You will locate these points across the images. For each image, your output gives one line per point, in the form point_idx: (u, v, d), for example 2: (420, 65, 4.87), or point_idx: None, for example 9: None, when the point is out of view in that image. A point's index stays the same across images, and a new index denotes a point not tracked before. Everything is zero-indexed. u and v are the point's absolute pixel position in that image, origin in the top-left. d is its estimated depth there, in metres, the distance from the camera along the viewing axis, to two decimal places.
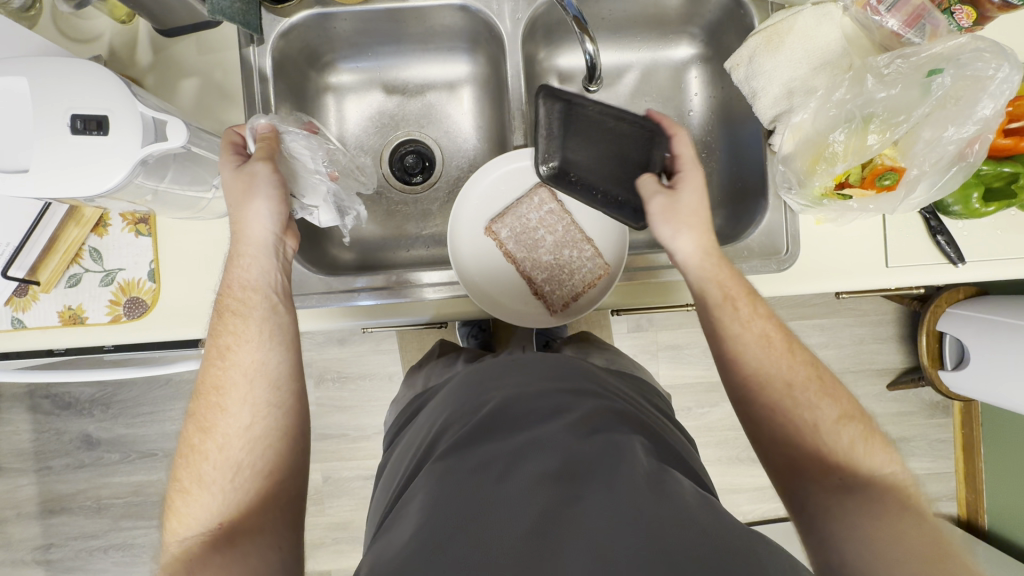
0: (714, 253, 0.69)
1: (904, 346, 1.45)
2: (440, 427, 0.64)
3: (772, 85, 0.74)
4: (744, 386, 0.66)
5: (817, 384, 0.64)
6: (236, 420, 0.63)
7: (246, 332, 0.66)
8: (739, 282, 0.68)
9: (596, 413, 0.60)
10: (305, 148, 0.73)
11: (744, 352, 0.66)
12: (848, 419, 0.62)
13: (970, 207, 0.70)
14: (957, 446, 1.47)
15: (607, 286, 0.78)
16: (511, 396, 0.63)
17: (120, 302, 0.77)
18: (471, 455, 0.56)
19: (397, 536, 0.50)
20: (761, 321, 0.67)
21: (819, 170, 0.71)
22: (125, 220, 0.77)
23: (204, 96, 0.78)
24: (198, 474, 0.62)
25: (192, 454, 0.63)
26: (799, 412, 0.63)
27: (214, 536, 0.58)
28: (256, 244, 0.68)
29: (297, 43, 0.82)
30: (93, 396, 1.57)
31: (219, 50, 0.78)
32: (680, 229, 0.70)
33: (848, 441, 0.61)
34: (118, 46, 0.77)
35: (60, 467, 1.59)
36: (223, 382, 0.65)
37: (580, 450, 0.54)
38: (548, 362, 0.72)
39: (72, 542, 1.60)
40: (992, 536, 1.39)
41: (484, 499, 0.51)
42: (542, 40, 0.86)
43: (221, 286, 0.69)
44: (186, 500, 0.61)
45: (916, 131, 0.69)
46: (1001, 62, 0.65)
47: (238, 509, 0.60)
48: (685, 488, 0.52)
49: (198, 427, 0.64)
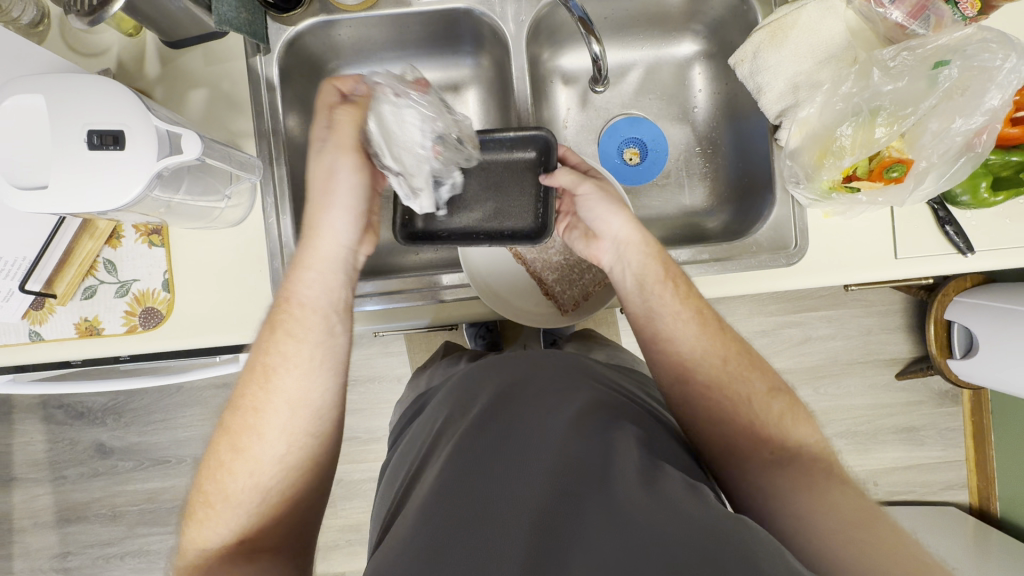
0: (642, 240, 0.71)
1: (912, 336, 1.45)
2: (440, 428, 0.64)
3: (778, 80, 0.74)
4: (682, 367, 0.66)
5: (744, 359, 0.67)
6: (267, 444, 0.61)
7: (296, 356, 0.63)
8: (669, 267, 0.71)
9: (591, 408, 0.60)
10: (408, 119, 0.72)
11: (677, 335, 0.67)
12: (776, 393, 0.64)
13: (979, 196, 0.70)
14: (967, 435, 1.47)
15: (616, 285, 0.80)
16: (506, 399, 0.63)
17: (135, 312, 0.78)
18: (471, 455, 0.55)
19: (402, 532, 0.50)
20: (691, 303, 0.69)
21: (826, 164, 0.71)
22: (138, 231, 0.78)
23: (212, 106, 0.79)
24: (222, 493, 0.60)
25: (219, 468, 0.61)
26: (732, 387, 0.64)
27: (233, 554, 0.58)
28: (327, 260, 0.66)
29: (303, 51, 0.82)
30: (106, 405, 1.59)
31: (226, 60, 0.79)
32: (609, 215, 0.72)
33: (779, 413, 0.63)
34: (126, 59, 0.78)
35: (75, 476, 1.60)
36: (264, 404, 0.62)
37: (575, 451, 0.54)
38: (561, 362, 0.71)
39: (88, 550, 1.61)
40: (1004, 523, 1.40)
41: (485, 504, 0.50)
42: (546, 41, 0.87)
43: (280, 295, 0.65)
44: (211, 513, 0.60)
45: (923, 123, 0.69)
46: (1008, 52, 0.66)
47: (260, 528, 0.60)
48: (678, 483, 0.52)
49: (232, 444, 0.61)
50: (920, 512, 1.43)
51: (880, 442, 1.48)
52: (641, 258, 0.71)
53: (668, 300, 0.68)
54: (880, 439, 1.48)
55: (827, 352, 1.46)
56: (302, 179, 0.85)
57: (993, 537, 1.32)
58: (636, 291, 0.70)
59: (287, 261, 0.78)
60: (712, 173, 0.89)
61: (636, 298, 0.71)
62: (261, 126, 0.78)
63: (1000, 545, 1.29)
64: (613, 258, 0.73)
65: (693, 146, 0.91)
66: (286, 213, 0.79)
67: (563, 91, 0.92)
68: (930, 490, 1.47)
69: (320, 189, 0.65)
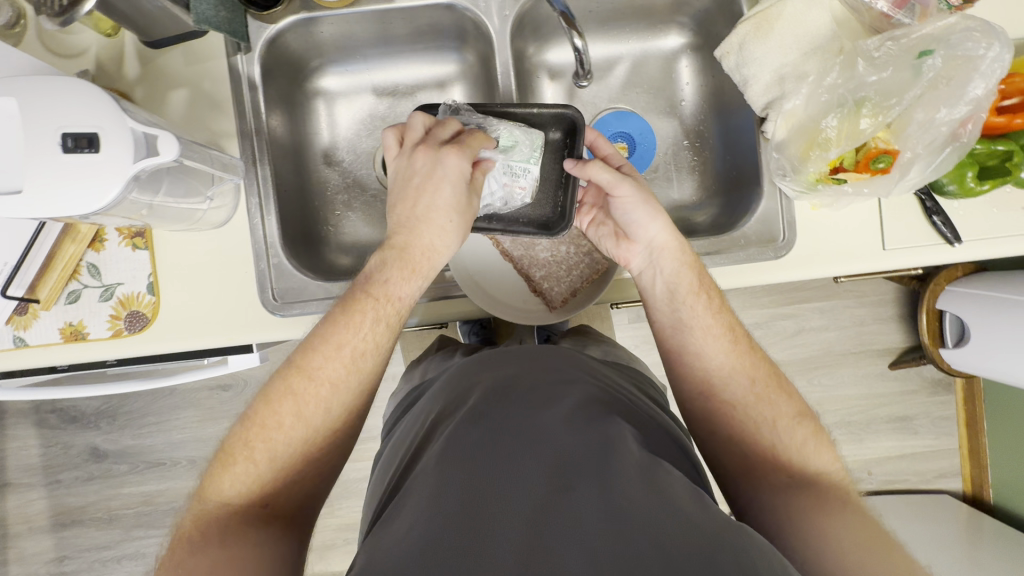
0: (683, 250, 0.69)
1: (905, 325, 1.46)
2: (434, 419, 0.64)
3: (763, 71, 0.73)
4: (705, 383, 0.67)
5: (773, 381, 0.66)
6: (324, 418, 0.62)
7: (377, 348, 0.64)
8: (704, 282, 0.70)
9: (587, 401, 0.60)
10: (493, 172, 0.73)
11: (706, 350, 0.68)
12: (804, 419, 0.64)
13: (965, 186, 0.70)
14: (961, 423, 1.48)
15: (605, 283, 0.79)
16: (501, 390, 0.63)
17: (120, 316, 0.77)
18: (467, 443, 0.55)
19: (395, 524, 0.50)
20: (721, 319, 0.68)
21: (812, 156, 0.71)
22: (121, 234, 0.77)
23: (193, 106, 0.78)
24: (267, 451, 0.60)
25: (269, 426, 0.60)
26: (757, 409, 0.64)
27: (253, 509, 0.59)
28: (425, 267, 0.68)
29: (284, 49, 0.81)
30: (100, 409, 1.58)
31: (206, 59, 0.78)
32: (647, 220, 0.69)
33: (802, 440, 0.62)
34: (105, 60, 0.77)
35: (70, 480, 1.60)
36: (339, 383, 0.62)
37: (572, 444, 0.54)
38: (559, 357, 0.71)
39: (85, 554, 1.61)
40: (998, 510, 1.40)
41: (481, 493, 0.50)
42: (531, 36, 0.86)
43: (368, 281, 0.65)
44: (247, 467, 0.60)
45: (908, 112, 0.69)
46: (992, 41, 0.65)
47: (284, 490, 0.61)
48: (677, 481, 0.52)
49: (292, 408, 0.61)
50: (915, 500, 1.44)
51: (874, 431, 1.48)
52: (675, 267, 0.69)
53: (698, 313, 0.68)
54: (874, 428, 1.48)
55: (820, 343, 1.46)
56: (286, 179, 0.84)
57: (987, 524, 1.33)
58: (665, 300, 0.70)
59: (273, 262, 0.78)
60: (701, 166, 0.89)
61: (664, 307, 0.71)
62: (243, 125, 0.78)
63: (993, 532, 1.30)
64: (645, 263, 0.71)
65: (681, 139, 0.90)
66: (271, 212, 0.78)
67: (550, 86, 0.91)
68: (924, 479, 1.48)
69: (457, 220, 0.68)
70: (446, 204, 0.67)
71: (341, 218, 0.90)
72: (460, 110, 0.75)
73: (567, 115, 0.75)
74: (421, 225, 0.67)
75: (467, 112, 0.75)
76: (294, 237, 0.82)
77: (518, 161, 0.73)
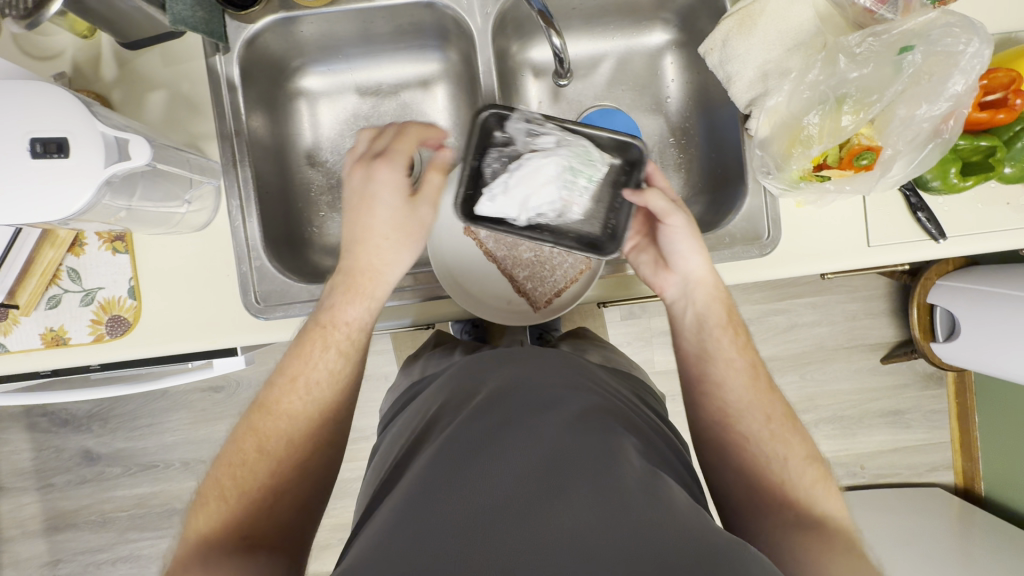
0: (719, 288, 0.71)
1: (896, 320, 1.46)
2: (430, 422, 0.63)
3: (746, 68, 0.73)
4: (721, 415, 0.67)
5: (789, 422, 0.66)
6: (287, 446, 0.62)
7: (334, 369, 0.66)
8: (733, 320, 0.71)
9: (590, 410, 0.59)
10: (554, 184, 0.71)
11: (727, 382, 0.68)
12: (815, 462, 0.64)
13: (949, 182, 0.70)
14: (952, 416, 1.48)
15: (590, 282, 0.77)
16: (504, 390, 0.62)
17: (102, 320, 0.77)
18: (463, 439, 0.54)
19: (385, 519, 0.49)
20: (745, 356, 0.70)
21: (795, 154, 0.71)
22: (101, 238, 0.76)
23: (172, 108, 0.77)
24: (236, 487, 0.59)
25: (239, 464, 0.61)
26: (771, 445, 0.64)
27: (231, 544, 0.56)
28: (372, 286, 0.68)
29: (264, 48, 0.81)
30: (91, 412, 1.57)
31: (185, 60, 0.77)
32: (690, 252, 0.71)
33: (811, 481, 0.62)
34: (82, 62, 0.76)
35: (63, 483, 1.59)
36: (296, 408, 0.64)
37: (568, 447, 0.52)
38: (558, 361, 0.70)
39: (79, 557, 1.60)
40: (989, 502, 1.41)
41: (475, 488, 0.49)
42: (513, 33, 0.85)
43: (321, 311, 0.68)
44: (221, 509, 0.58)
45: (891, 108, 0.68)
46: (971, 37, 0.65)
47: (261, 526, 0.58)
48: (677, 497, 0.50)
49: (255, 443, 0.62)
50: (906, 493, 1.44)
51: (866, 425, 1.49)
52: (707, 301, 0.71)
53: (723, 346, 0.70)
54: (867, 423, 1.49)
55: (812, 338, 1.47)
56: (269, 181, 0.83)
57: (977, 516, 1.34)
58: (694, 331, 0.72)
59: (255, 265, 0.77)
60: (687, 163, 0.89)
61: (692, 338, 0.72)
62: (223, 127, 0.77)
63: (983, 524, 1.31)
64: (680, 295, 0.73)
65: (667, 136, 0.90)
66: (252, 215, 0.77)
67: (534, 84, 0.90)
68: (916, 472, 1.49)
69: (396, 237, 0.69)
70: (384, 223, 0.68)
71: (325, 219, 0.89)
72: (535, 121, 0.70)
73: (630, 145, 0.71)
74: (364, 247, 0.68)
75: (542, 125, 0.70)
76: (277, 239, 0.82)
77: (582, 179, 0.71)
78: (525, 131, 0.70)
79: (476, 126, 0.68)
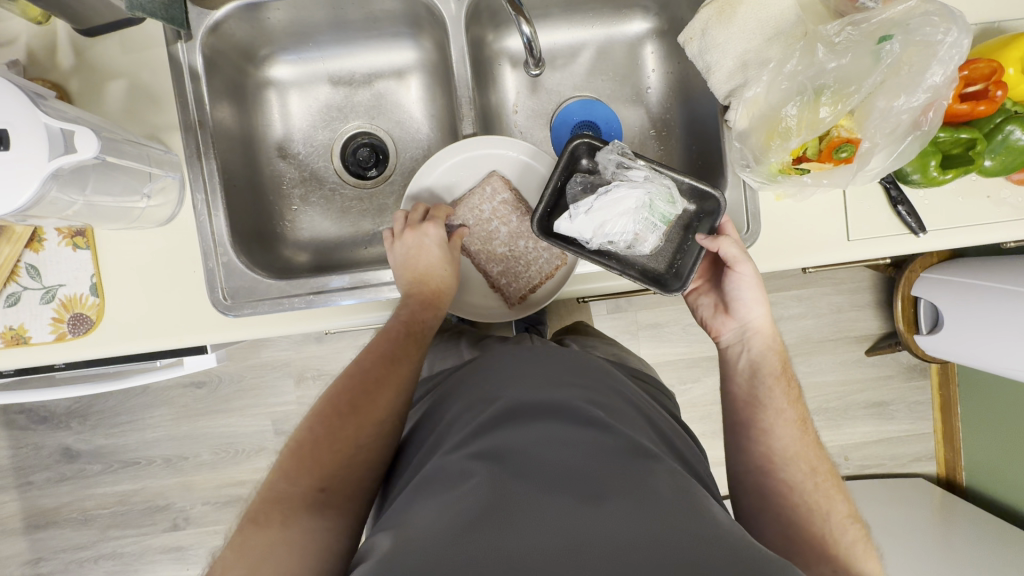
0: (774, 343, 0.74)
1: (881, 312, 1.45)
2: (451, 421, 0.60)
3: (726, 58, 0.71)
4: (766, 459, 0.67)
5: (834, 479, 0.66)
6: (374, 412, 0.64)
7: (412, 350, 0.70)
8: (785, 371, 0.73)
9: (620, 418, 0.57)
10: (625, 225, 0.67)
11: (775, 429, 0.68)
12: (856, 522, 0.63)
13: (929, 175, 0.69)
14: (935, 407, 1.49)
15: (564, 280, 0.77)
16: (527, 391, 0.59)
17: (63, 319, 0.74)
18: (491, 446, 0.52)
19: (411, 526, 0.46)
20: (797, 409, 0.70)
21: (774, 146, 0.69)
22: (61, 234, 0.73)
23: (133, 98, 0.74)
24: (326, 440, 0.61)
25: (330, 418, 0.63)
26: (815, 497, 0.64)
27: (310, 496, 0.57)
28: (442, 291, 0.75)
29: (229, 36, 0.78)
30: (69, 409, 1.54)
31: (146, 47, 0.74)
32: (754, 301, 0.74)
33: (852, 540, 0.61)
34: (37, 49, 0.73)
35: (42, 481, 1.57)
36: (385, 377, 0.67)
37: (604, 454, 0.50)
38: (580, 363, 0.67)
39: (61, 555, 1.58)
40: (970, 493, 1.43)
41: (506, 495, 0.46)
42: (489, 22, 0.83)
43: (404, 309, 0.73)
44: (309, 458, 0.60)
45: (870, 100, 0.67)
46: (950, 25, 0.64)
47: (339, 481, 0.59)
48: (716, 510, 0.47)
49: (348, 399, 0.64)
50: (890, 484, 1.45)
51: (850, 417, 1.49)
52: (763, 350, 0.74)
53: (776, 396, 0.71)
54: (851, 415, 1.49)
55: (798, 331, 1.46)
56: (237, 174, 0.81)
57: (959, 506, 1.35)
58: (747, 375, 0.73)
59: (222, 261, 0.75)
60: (668, 156, 0.87)
61: (744, 383, 0.73)
62: (186, 117, 0.74)
63: (965, 515, 1.32)
64: (736, 339, 0.76)
65: (648, 129, 0.88)
66: (218, 208, 0.75)
67: (511, 74, 0.88)
68: (900, 463, 1.50)
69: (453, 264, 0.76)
70: (440, 260, 0.74)
71: (297, 214, 0.87)
72: (628, 156, 0.68)
73: (710, 195, 0.70)
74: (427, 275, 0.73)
75: (633, 161, 0.68)
76: (246, 235, 0.79)
77: (660, 216, 0.68)
78: (615, 164, 0.69)
79: (567, 152, 0.71)
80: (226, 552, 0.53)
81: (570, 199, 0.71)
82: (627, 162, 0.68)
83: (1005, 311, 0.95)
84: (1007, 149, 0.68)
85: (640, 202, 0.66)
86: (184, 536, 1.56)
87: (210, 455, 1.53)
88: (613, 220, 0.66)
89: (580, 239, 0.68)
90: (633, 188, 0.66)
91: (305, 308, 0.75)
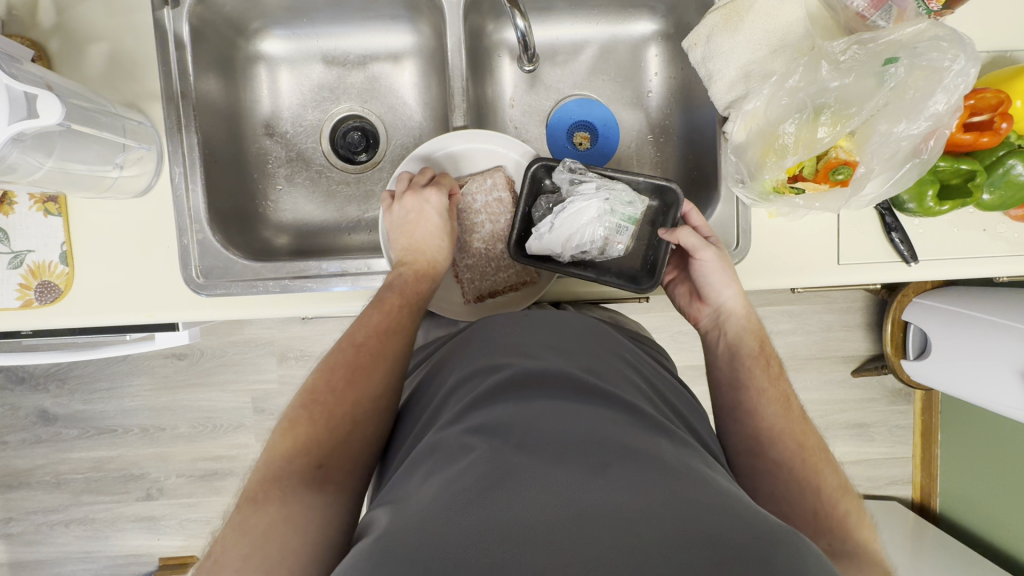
0: (749, 319, 0.72)
1: (872, 334, 1.43)
2: (444, 390, 0.57)
3: (729, 67, 0.68)
4: (754, 439, 0.63)
5: (823, 453, 0.62)
6: (369, 386, 0.61)
7: (397, 330, 0.66)
8: (762, 351, 0.70)
9: (620, 384, 0.54)
10: (593, 230, 0.70)
11: (761, 409, 0.65)
12: (848, 493, 0.59)
13: (925, 205, 0.67)
14: (916, 432, 1.47)
15: (528, 296, 0.76)
16: (529, 358, 0.55)
17: (30, 286, 0.72)
18: (490, 417, 0.48)
19: (408, 503, 0.44)
20: (779, 387, 0.67)
21: (769, 163, 0.67)
22: (33, 198, 0.71)
23: (116, 64, 0.72)
24: (322, 416, 0.59)
25: (325, 395, 0.61)
26: (806, 474, 0.60)
27: (305, 473, 0.55)
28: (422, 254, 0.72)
29: (218, 7, 0.76)
30: (48, 371, 1.51)
31: (131, 12, 0.72)
32: (722, 284, 0.71)
33: (844, 512, 0.58)
34: (17, 4, 0.71)
35: (16, 442, 1.54)
36: (379, 353, 0.64)
37: (608, 425, 0.47)
38: (586, 329, 0.63)
39: (31, 516, 1.57)
40: (943, 520, 1.43)
41: (507, 466, 0.43)
42: (489, 11, 0.80)
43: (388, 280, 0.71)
44: (305, 437, 0.58)
45: (872, 122, 0.66)
46: (958, 53, 0.62)
47: (335, 458, 0.57)
48: (718, 477, 0.46)
49: (342, 376, 0.62)
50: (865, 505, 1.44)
51: (833, 437, 1.48)
52: (739, 331, 0.71)
53: (757, 375, 0.68)
54: (834, 434, 1.47)
55: (787, 346, 1.44)
56: (218, 147, 0.79)
57: (930, 533, 1.35)
58: (727, 359, 0.71)
59: (197, 238, 0.73)
60: (663, 163, 0.85)
61: (725, 366, 0.70)
62: (169, 88, 0.72)
63: (935, 541, 1.32)
64: (712, 324, 0.74)
65: (645, 134, 0.86)
66: (197, 183, 0.73)
67: (509, 66, 0.85)
68: (875, 485, 1.49)
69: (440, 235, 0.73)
70: (428, 230, 0.72)
71: (280, 193, 0.85)
72: (577, 170, 0.70)
73: (668, 188, 0.70)
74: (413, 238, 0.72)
75: (584, 174, 0.70)
76: (225, 213, 0.78)
77: (624, 218, 0.70)
78: (569, 181, 0.71)
79: (526, 180, 0.71)
80: (225, 536, 0.50)
81: (534, 218, 0.73)
82: (577, 178, 0.71)
83: (993, 344, 0.94)
84: (1005, 184, 0.67)
85: (601, 209, 0.69)
86: (156, 507, 1.55)
87: (187, 428, 1.52)
88: (581, 230, 0.70)
89: (557, 253, 0.71)
90: (589, 198, 0.69)
91: (280, 292, 0.73)
